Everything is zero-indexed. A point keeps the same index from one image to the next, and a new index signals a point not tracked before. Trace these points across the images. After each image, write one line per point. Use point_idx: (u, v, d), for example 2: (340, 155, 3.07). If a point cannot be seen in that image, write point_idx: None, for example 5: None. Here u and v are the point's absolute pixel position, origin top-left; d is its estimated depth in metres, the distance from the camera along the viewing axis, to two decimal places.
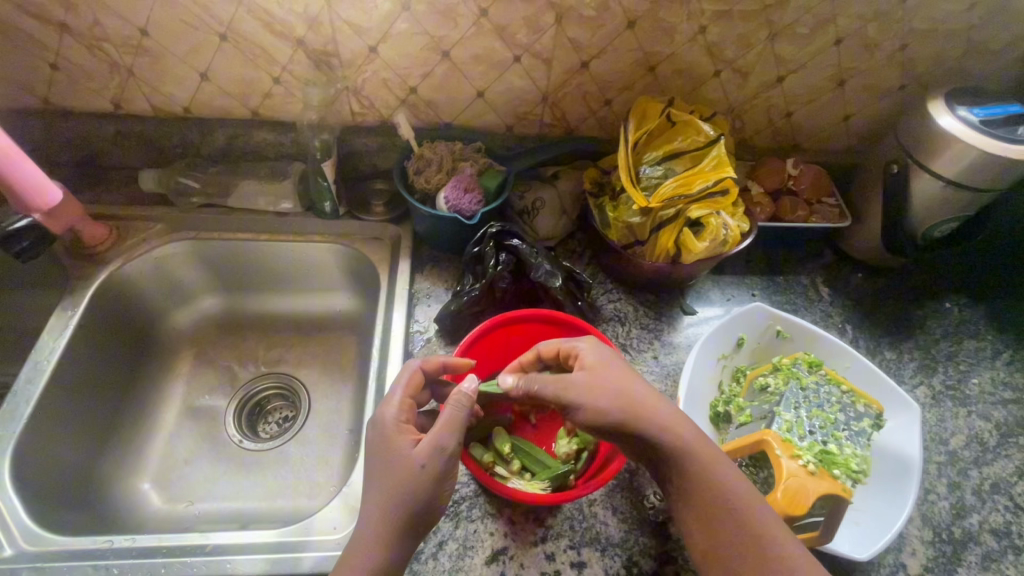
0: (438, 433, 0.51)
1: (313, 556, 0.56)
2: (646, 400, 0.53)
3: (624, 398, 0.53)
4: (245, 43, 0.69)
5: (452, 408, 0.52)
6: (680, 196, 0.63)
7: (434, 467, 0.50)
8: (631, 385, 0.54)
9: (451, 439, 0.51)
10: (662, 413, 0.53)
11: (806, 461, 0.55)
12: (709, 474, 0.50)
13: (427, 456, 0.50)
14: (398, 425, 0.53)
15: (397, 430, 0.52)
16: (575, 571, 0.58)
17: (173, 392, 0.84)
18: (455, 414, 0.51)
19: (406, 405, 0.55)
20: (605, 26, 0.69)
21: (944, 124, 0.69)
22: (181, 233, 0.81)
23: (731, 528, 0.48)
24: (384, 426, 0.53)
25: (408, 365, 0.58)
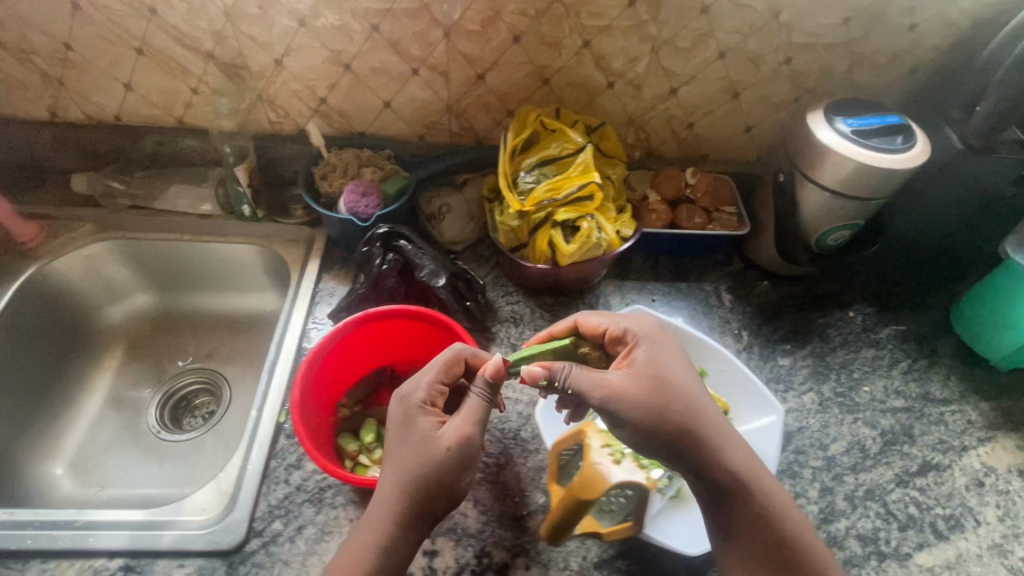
0: (466, 423, 0.53)
1: (175, 533, 0.59)
2: (705, 405, 0.56)
3: (691, 399, 0.55)
4: (160, 56, 0.75)
5: (477, 400, 0.55)
6: (549, 200, 0.67)
7: (459, 456, 0.52)
8: (713, 416, 0.56)
9: (474, 429, 0.53)
10: (716, 419, 0.56)
11: (621, 453, 0.60)
12: (774, 511, 0.54)
13: (457, 444, 0.52)
14: (427, 409, 0.55)
15: (422, 412, 0.55)
16: (427, 559, 0.60)
17: (100, 382, 0.89)
18: (483, 407, 0.54)
19: (439, 390, 0.57)
20: (492, 40, 0.73)
21: (825, 141, 0.70)
22: (109, 233, 0.86)
23: (772, 535, 0.53)
24: (412, 406, 0.55)
25: (452, 348, 0.59)
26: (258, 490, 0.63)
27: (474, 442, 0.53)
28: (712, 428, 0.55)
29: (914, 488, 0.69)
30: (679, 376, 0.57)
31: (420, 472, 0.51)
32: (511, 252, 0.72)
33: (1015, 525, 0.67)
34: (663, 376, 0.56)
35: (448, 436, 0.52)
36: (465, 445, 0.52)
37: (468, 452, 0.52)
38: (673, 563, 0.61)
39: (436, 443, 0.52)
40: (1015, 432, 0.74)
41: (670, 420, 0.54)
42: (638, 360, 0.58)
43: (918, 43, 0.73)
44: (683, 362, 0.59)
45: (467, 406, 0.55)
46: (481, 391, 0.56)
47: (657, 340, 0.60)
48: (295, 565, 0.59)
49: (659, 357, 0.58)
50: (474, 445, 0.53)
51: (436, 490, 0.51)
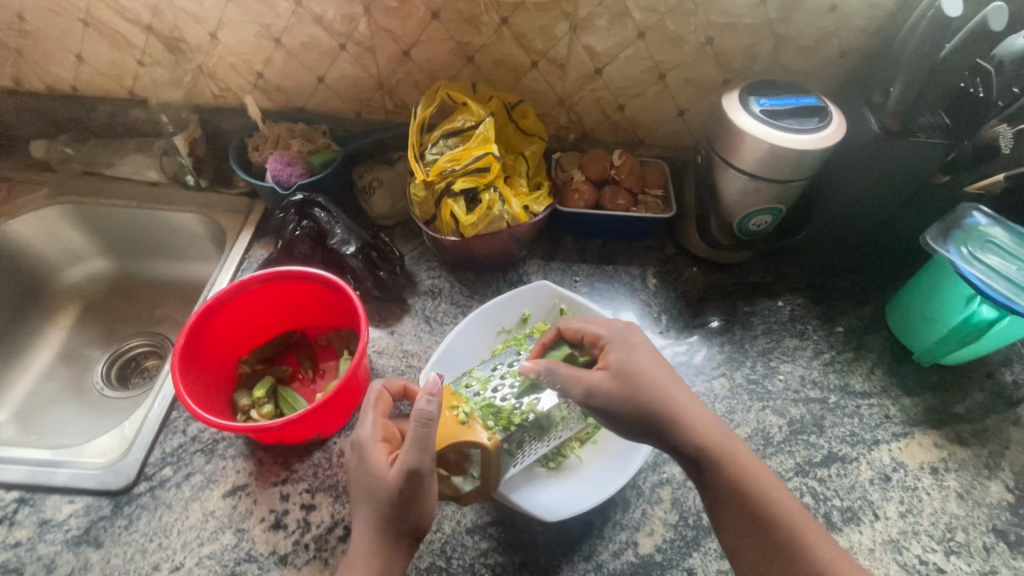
0: (409, 453, 0.50)
1: (72, 473, 0.63)
2: (676, 395, 0.56)
3: (660, 386, 0.56)
4: (106, 28, 0.80)
5: (418, 426, 0.50)
6: (450, 170, 0.69)
7: (411, 484, 0.50)
8: (667, 393, 0.56)
9: (419, 458, 0.50)
10: (689, 408, 0.55)
11: (460, 413, 0.57)
12: (742, 482, 0.52)
13: (404, 476, 0.50)
14: (372, 444, 0.54)
15: (371, 450, 0.53)
16: (303, 512, 0.61)
17: (51, 339, 0.93)
18: (424, 434, 0.49)
19: (383, 425, 0.56)
20: (411, 17, 0.74)
21: (742, 124, 0.68)
22: (64, 197, 0.91)
23: (749, 517, 0.51)
24: (360, 447, 0.54)
25: (372, 388, 0.59)
26: (155, 437, 0.66)
27: (423, 469, 0.50)
28: (684, 416, 0.55)
29: (815, 479, 0.67)
30: (653, 368, 0.57)
31: (382, 505, 0.51)
32: (424, 224, 0.74)
33: (916, 521, 0.64)
34: (638, 368, 0.57)
35: (392, 471, 0.51)
36: (413, 473, 0.50)
37: (419, 479, 0.50)
38: (546, 533, 0.61)
39: (386, 476, 0.51)
40: (934, 429, 0.71)
41: (642, 411, 0.55)
42: (612, 360, 0.58)
43: (841, 25, 0.72)
44: (652, 355, 0.59)
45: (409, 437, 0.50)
46: (417, 415, 0.49)
47: (626, 338, 0.60)
48: (177, 509, 0.61)
49: (632, 351, 0.58)
50: (426, 471, 0.50)
51: (406, 514, 0.51)
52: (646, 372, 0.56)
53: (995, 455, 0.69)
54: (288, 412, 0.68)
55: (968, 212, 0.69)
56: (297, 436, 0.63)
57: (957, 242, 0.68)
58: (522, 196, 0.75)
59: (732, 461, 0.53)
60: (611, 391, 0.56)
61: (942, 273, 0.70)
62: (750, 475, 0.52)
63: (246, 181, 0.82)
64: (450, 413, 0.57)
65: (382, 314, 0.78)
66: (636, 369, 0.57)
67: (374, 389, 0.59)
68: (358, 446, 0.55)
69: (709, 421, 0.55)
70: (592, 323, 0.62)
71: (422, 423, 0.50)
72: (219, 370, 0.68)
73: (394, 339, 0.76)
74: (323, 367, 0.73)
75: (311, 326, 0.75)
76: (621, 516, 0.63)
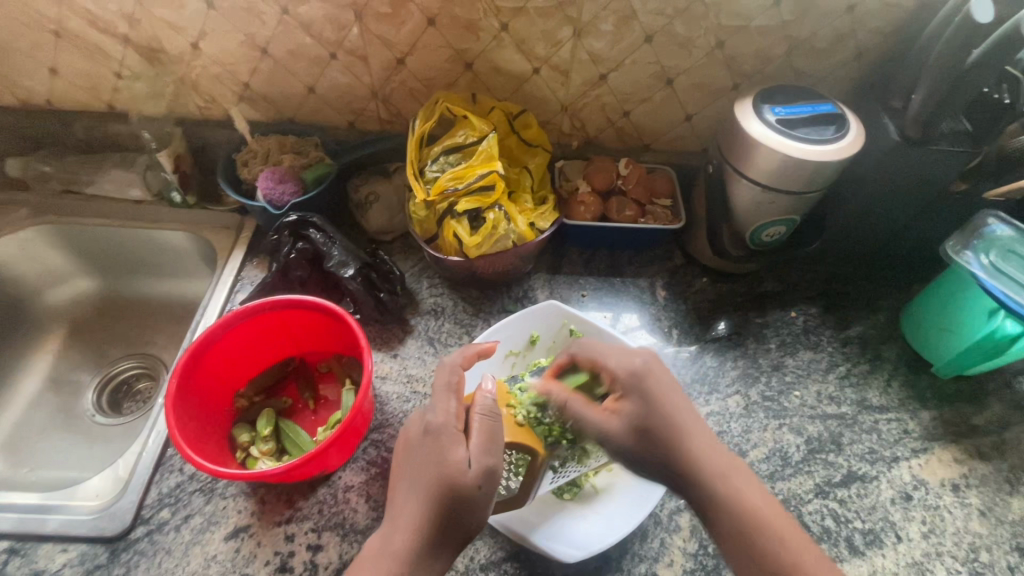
0: (483, 449, 0.51)
1: (62, 518, 0.60)
2: (690, 440, 0.53)
3: (670, 436, 0.53)
4: (78, 39, 0.75)
5: (485, 418, 0.52)
6: (453, 189, 0.66)
7: (487, 483, 0.50)
8: (678, 433, 0.53)
9: (494, 455, 0.51)
10: (702, 455, 0.53)
11: (518, 414, 0.61)
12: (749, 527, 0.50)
13: (481, 475, 0.49)
14: (449, 431, 0.52)
15: (449, 437, 0.51)
16: (309, 554, 0.59)
17: (39, 366, 0.88)
18: (492, 424, 0.52)
19: (460, 411, 0.54)
20: (406, 23, 0.70)
21: (756, 134, 0.65)
22: (44, 218, 0.87)
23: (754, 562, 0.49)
24: (437, 437, 0.51)
25: (442, 365, 0.57)
26: (151, 477, 0.63)
27: (496, 467, 0.50)
28: (699, 461, 0.52)
29: (835, 500, 0.65)
30: (665, 414, 0.54)
31: (446, 501, 0.49)
32: (426, 243, 0.71)
33: (939, 542, 0.63)
34: (648, 416, 0.54)
35: (470, 469, 0.50)
36: (489, 472, 0.50)
37: (492, 479, 0.50)
38: (563, 568, 0.59)
39: (463, 470, 0.49)
40: (953, 444, 0.70)
41: (654, 465, 0.54)
42: (624, 408, 0.55)
43: (858, 26, 0.69)
44: (671, 394, 0.55)
45: (476, 428, 0.52)
46: (483, 409, 0.53)
47: (645, 374, 0.56)
48: (177, 554, 0.58)
49: (645, 394, 0.55)
50: (499, 468, 0.51)
51: (468, 515, 0.49)
52: (655, 421, 0.54)
53: (1016, 469, 0.68)
54: (290, 447, 0.65)
55: (986, 220, 0.67)
56: (300, 477, 0.59)
57: (978, 251, 0.66)
58: (528, 212, 0.72)
59: (738, 504, 0.51)
60: (623, 443, 0.54)
61: (962, 285, 0.68)
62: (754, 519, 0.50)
63: (235, 199, 0.78)
64: (509, 413, 0.61)
65: (382, 337, 0.75)
66: (649, 420, 0.54)
67: (447, 367, 0.56)
68: (430, 433, 0.52)
69: (727, 464, 0.53)
70: (616, 360, 0.58)
71: (487, 416, 0.53)
72: (214, 405, 0.65)
73: (398, 364, 0.73)
74: (324, 395, 0.71)
75: (311, 352, 0.72)
76: (639, 546, 0.61)
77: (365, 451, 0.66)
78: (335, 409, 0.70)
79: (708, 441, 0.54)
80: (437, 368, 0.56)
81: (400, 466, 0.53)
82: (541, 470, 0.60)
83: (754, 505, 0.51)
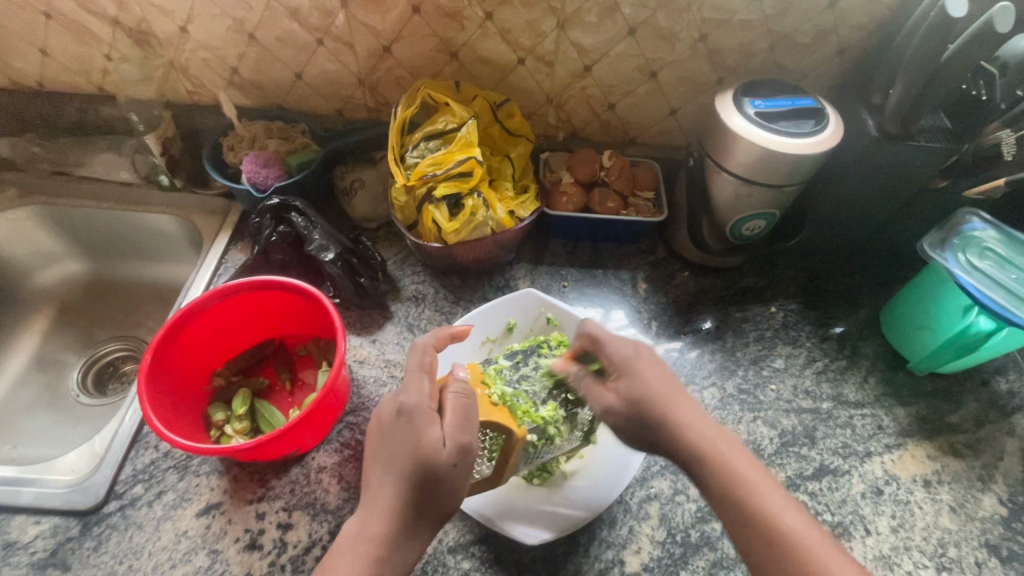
0: (459, 427, 0.51)
1: (36, 491, 0.61)
2: (681, 412, 0.54)
3: (661, 407, 0.54)
4: (69, 21, 0.76)
5: (459, 397, 0.52)
6: (432, 174, 0.66)
7: (461, 463, 0.50)
8: (674, 409, 0.54)
9: (469, 432, 0.51)
10: (695, 427, 0.53)
11: (492, 394, 0.58)
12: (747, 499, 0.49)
13: (455, 453, 0.50)
14: (423, 411, 0.51)
15: (425, 417, 0.51)
16: (280, 532, 0.59)
17: (26, 345, 0.88)
18: (466, 402, 0.52)
19: (434, 391, 0.53)
20: (391, 11, 0.71)
21: (735, 127, 0.65)
22: (32, 198, 0.87)
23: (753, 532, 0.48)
24: (410, 417, 0.51)
25: (415, 347, 0.57)
26: (126, 453, 0.63)
27: (471, 444, 0.50)
28: (692, 433, 0.53)
29: (806, 493, 0.66)
30: (655, 389, 0.55)
31: (421, 480, 0.49)
32: (407, 230, 0.72)
33: (908, 536, 0.63)
34: (645, 392, 0.55)
35: (444, 447, 0.50)
36: (463, 448, 0.50)
37: (468, 456, 0.50)
38: (530, 553, 0.59)
39: (438, 448, 0.49)
40: (927, 440, 0.70)
41: (654, 439, 0.55)
42: (622, 387, 0.57)
43: (840, 22, 0.70)
44: (660, 373, 0.57)
45: (450, 407, 0.52)
46: (456, 388, 0.53)
47: (635, 358, 0.58)
48: (148, 529, 0.59)
49: (637, 374, 0.56)
50: (474, 446, 0.51)
51: (443, 492, 0.50)
52: (648, 393, 0.55)
53: (989, 467, 0.68)
54: (265, 427, 0.66)
55: (967, 218, 0.67)
56: (273, 454, 0.60)
57: (956, 249, 0.66)
58: (508, 200, 0.72)
59: (734, 476, 0.50)
60: (620, 417, 0.56)
61: (939, 283, 0.68)
62: (745, 486, 0.50)
63: (220, 183, 0.79)
64: (484, 392, 0.58)
65: (362, 322, 0.75)
66: (640, 396, 0.55)
67: (420, 348, 0.56)
68: (403, 414, 0.52)
69: (717, 436, 0.53)
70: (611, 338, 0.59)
71: (460, 395, 0.53)
72: (190, 384, 0.66)
73: (376, 348, 0.73)
74: (302, 377, 0.71)
75: (290, 335, 0.73)
76: (607, 533, 0.61)
77: (340, 433, 0.66)
78: (312, 391, 0.71)
79: (695, 412, 0.55)
80: (410, 350, 0.57)
81: (374, 448, 0.53)
82: (516, 453, 0.55)
83: (745, 473, 0.51)
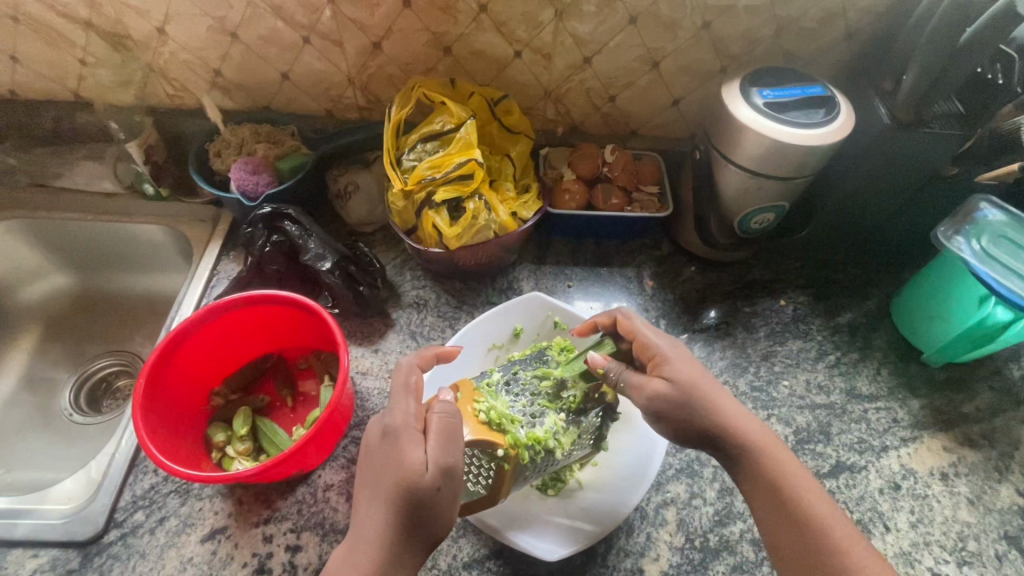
0: (442, 448, 0.48)
1: (32, 522, 0.59)
2: (727, 408, 0.52)
3: (706, 403, 0.52)
4: (39, 25, 0.72)
5: (442, 417, 0.50)
6: (431, 178, 0.64)
7: (446, 484, 0.47)
8: (722, 404, 0.53)
9: (454, 453, 0.48)
10: (737, 421, 0.52)
11: (481, 411, 0.56)
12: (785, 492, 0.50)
13: (439, 475, 0.47)
14: (408, 432, 0.49)
15: (408, 438, 0.48)
16: (288, 555, 0.57)
17: (14, 363, 0.85)
18: (450, 422, 0.49)
19: (420, 410, 0.51)
20: (380, 6, 0.67)
21: (742, 118, 0.62)
22: (12, 213, 0.84)
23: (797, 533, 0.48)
24: (394, 438, 0.49)
25: (399, 365, 0.55)
26: (124, 479, 0.61)
27: (456, 465, 0.48)
28: (729, 425, 0.52)
29: (823, 491, 0.65)
30: (698, 385, 0.53)
31: (405, 504, 0.46)
32: (405, 234, 0.69)
33: (927, 531, 0.62)
34: (691, 386, 0.53)
35: (427, 470, 0.47)
36: (447, 471, 0.47)
37: (452, 477, 0.47)
38: (547, 565, 0.58)
39: (420, 473, 0.46)
40: (943, 432, 0.69)
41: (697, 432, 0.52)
42: (663, 375, 0.54)
43: (849, 5, 0.67)
44: (701, 367, 0.55)
45: (433, 427, 0.49)
46: (440, 407, 0.50)
47: (676, 354, 0.55)
48: (151, 558, 0.57)
49: (680, 369, 0.54)
50: (458, 468, 0.48)
51: (430, 518, 0.47)
52: (698, 388, 0.53)
53: (1005, 457, 0.67)
54: (268, 446, 0.64)
55: (978, 204, 0.66)
56: (277, 477, 0.58)
57: (969, 236, 0.64)
58: (510, 201, 0.70)
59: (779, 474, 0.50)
60: (664, 404, 0.53)
61: (955, 273, 0.67)
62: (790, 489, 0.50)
63: (208, 191, 0.76)
64: (471, 409, 0.56)
65: (363, 332, 0.73)
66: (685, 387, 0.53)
67: (406, 368, 0.54)
68: (388, 436, 0.50)
69: (755, 428, 0.53)
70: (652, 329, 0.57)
71: (446, 415, 0.50)
72: (187, 405, 0.64)
73: (379, 359, 0.71)
74: (304, 391, 0.69)
75: (289, 348, 0.71)
76: (625, 541, 0.60)
77: (345, 448, 0.64)
78: (315, 405, 0.69)
79: (741, 409, 0.53)
80: (395, 370, 0.55)
81: (362, 473, 0.50)
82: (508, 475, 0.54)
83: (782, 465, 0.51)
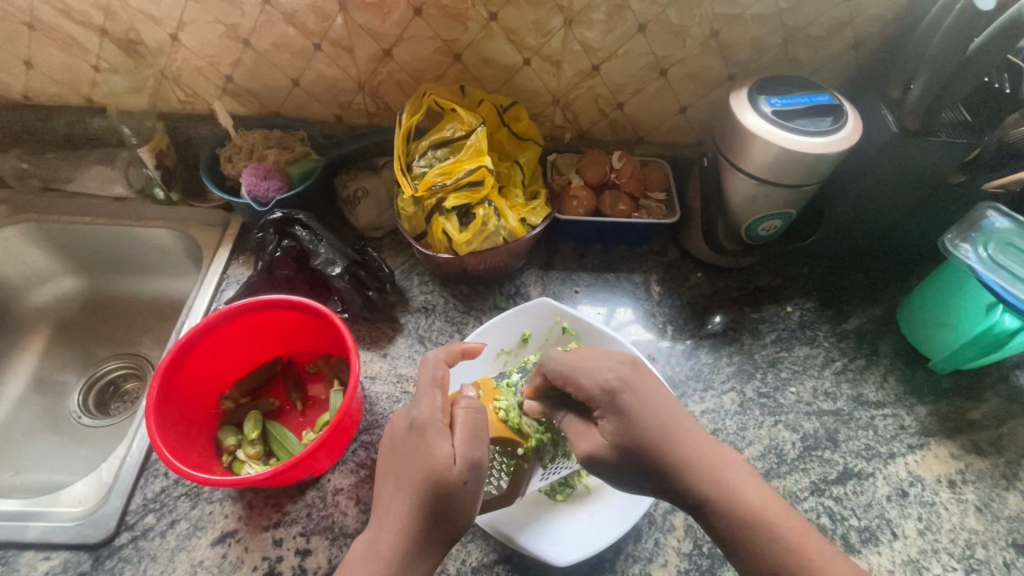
0: (469, 444, 0.48)
1: (43, 525, 0.60)
2: (681, 445, 0.50)
3: (654, 448, 0.50)
4: (53, 31, 0.73)
5: (468, 412, 0.50)
6: (441, 185, 0.65)
7: (472, 478, 0.48)
8: (677, 443, 0.50)
9: (480, 448, 0.49)
10: (693, 457, 0.50)
11: (501, 409, 0.63)
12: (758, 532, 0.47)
13: (466, 469, 0.47)
14: (435, 426, 0.49)
15: (437, 431, 0.49)
16: (298, 558, 0.58)
17: (24, 366, 0.85)
18: (476, 417, 0.50)
19: (446, 405, 0.51)
20: (391, 13, 0.68)
21: (750, 126, 0.63)
22: (24, 216, 0.84)
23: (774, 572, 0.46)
24: (422, 431, 0.49)
25: (424, 358, 0.56)
26: (135, 483, 0.61)
27: (482, 459, 0.49)
28: (680, 464, 0.49)
29: (831, 498, 0.65)
30: (645, 425, 0.51)
31: (432, 497, 0.47)
32: (414, 240, 0.70)
33: (935, 539, 0.62)
34: (633, 430, 0.51)
35: (455, 464, 0.47)
36: (473, 465, 0.48)
37: (478, 472, 0.48)
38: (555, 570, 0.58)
39: (448, 467, 0.47)
40: (950, 439, 0.69)
41: (652, 483, 0.50)
42: (607, 424, 0.52)
43: (856, 14, 0.68)
44: (650, 403, 0.52)
45: (460, 423, 0.50)
46: (466, 403, 0.51)
47: (620, 389, 0.52)
48: (162, 561, 0.57)
49: (621, 411, 0.52)
50: (484, 462, 0.49)
51: (455, 511, 0.47)
52: (638, 433, 0.50)
53: (1013, 465, 0.67)
54: (277, 450, 0.65)
55: (985, 212, 0.66)
56: (288, 480, 0.58)
57: (977, 244, 0.64)
58: (519, 207, 0.71)
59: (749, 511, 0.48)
60: (610, 460, 0.52)
61: (962, 281, 0.67)
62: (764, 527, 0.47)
63: (218, 196, 0.77)
64: (493, 407, 0.63)
65: (372, 336, 0.73)
66: (628, 433, 0.51)
67: (432, 361, 0.54)
68: (415, 429, 0.50)
69: (712, 462, 0.50)
70: (589, 370, 0.54)
71: (471, 410, 0.51)
72: (198, 409, 0.65)
73: (388, 363, 0.71)
74: (313, 395, 0.70)
75: (298, 352, 0.71)
76: (633, 547, 0.60)
77: (355, 452, 0.64)
78: (324, 409, 0.69)
79: (696, 440, 0.51)
80: (421, 363, 0.55)
81: (387, 463, 0.51)
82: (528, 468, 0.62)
83: (749, 499, 0.48)
